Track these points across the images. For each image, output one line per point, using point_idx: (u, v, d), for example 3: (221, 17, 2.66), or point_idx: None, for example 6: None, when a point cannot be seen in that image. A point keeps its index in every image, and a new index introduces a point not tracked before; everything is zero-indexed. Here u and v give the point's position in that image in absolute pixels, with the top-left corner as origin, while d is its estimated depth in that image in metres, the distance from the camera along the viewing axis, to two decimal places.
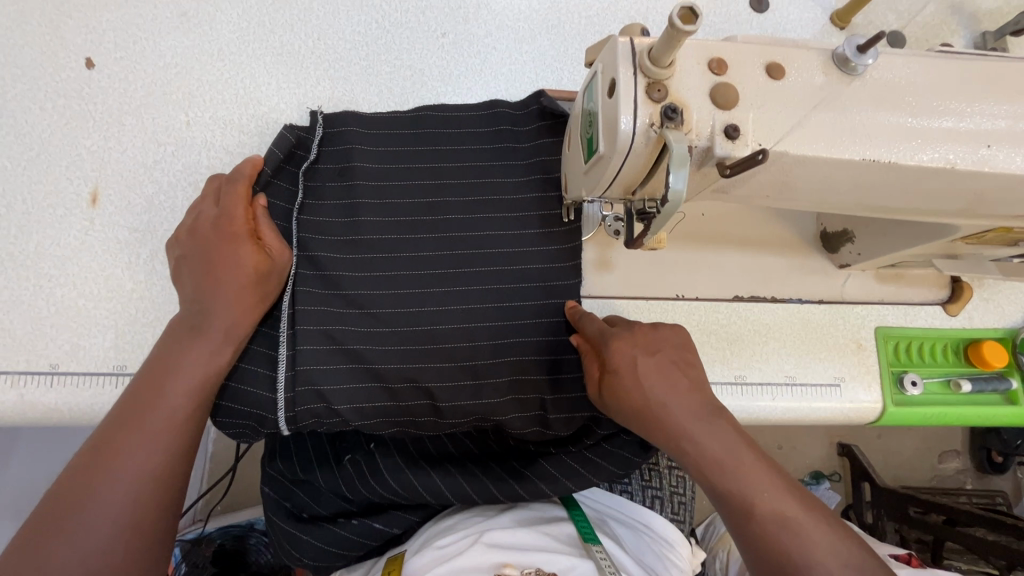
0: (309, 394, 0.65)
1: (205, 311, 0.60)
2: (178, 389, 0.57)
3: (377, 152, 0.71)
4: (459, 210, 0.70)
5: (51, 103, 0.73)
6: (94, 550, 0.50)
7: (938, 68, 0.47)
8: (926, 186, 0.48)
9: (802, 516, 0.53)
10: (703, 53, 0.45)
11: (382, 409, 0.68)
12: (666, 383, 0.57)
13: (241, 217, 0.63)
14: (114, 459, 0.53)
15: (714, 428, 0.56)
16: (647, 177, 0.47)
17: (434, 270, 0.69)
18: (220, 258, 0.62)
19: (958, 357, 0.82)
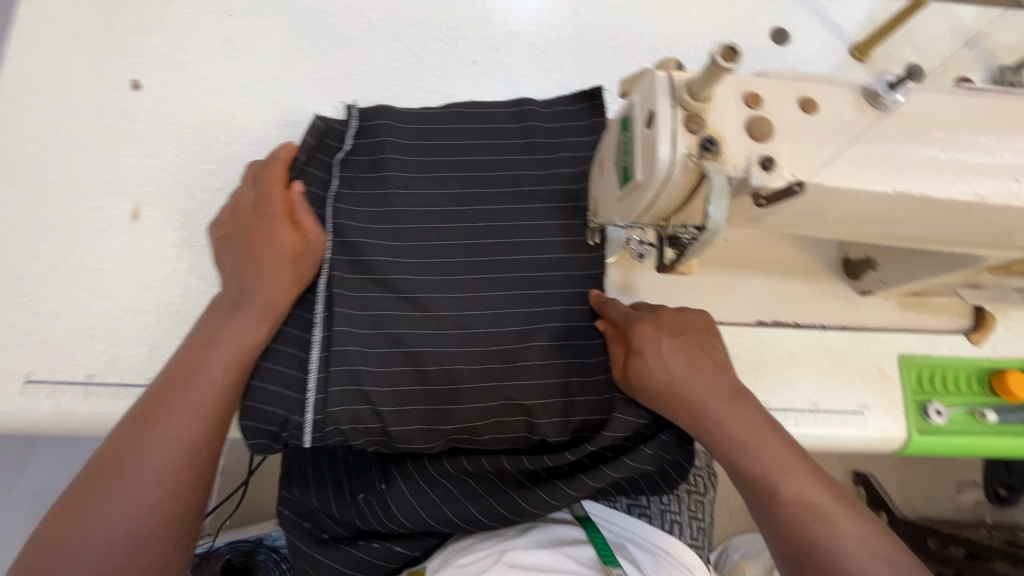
0: (342, 376, 0.64)
1: (245, 286, 0.64)
2: (215, 362, 0.61)
3: (413, 154, 0.73)
4: (488, 210, 0.72)
5: (97, 122, 0.76)
6: (138, 502, 0.56)
7: (968, 104, 0.48)
8: (956, 218, 0.49)
9: (805, 484, 0.62)
10: (739, 88, 0.46)
11: (414, 394, 0.67)
12: (690, 365, 0.66)
13: (278, 197, 0.67)
14: (157, 422, 0.58)
15: (734, 409, 0.65)
16: (683, 204, 0.49)
17: (466, 257, 0.70)
18: (261, 238, 0.65)
19: (982, 387, 0.81)
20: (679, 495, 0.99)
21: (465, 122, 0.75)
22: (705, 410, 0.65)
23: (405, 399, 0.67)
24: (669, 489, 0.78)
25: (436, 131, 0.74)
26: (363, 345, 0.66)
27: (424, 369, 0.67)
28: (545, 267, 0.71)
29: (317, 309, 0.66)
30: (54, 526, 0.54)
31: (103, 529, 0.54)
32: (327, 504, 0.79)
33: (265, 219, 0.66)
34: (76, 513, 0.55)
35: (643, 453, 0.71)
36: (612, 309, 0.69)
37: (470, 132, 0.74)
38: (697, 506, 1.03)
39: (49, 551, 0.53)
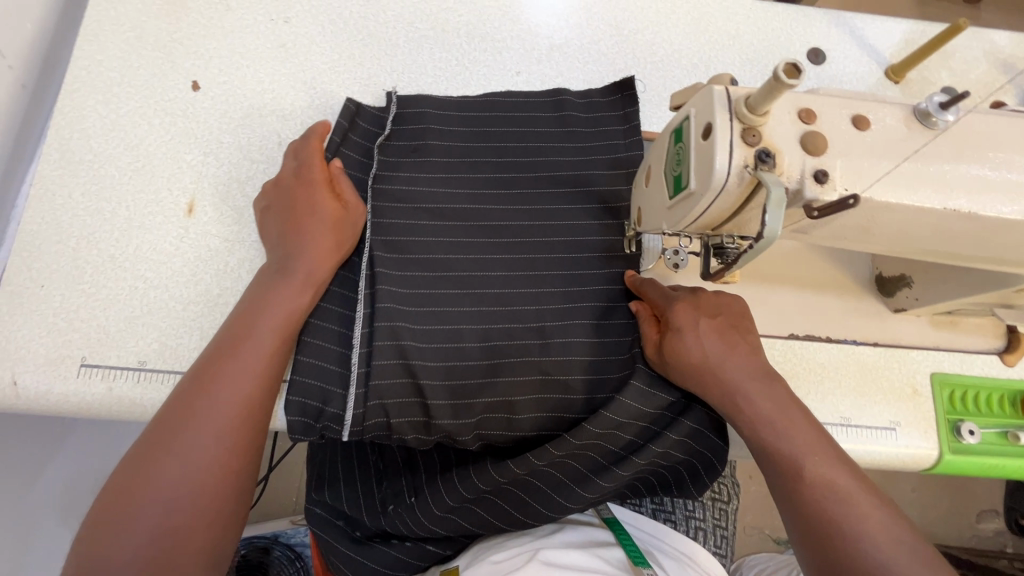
0: (389, 348, 0.66)
1: (292, 252, 0.67)
2: (267, 324, 0.63)
3: (452, 145, 0.76)
4: (528, 197, 0.76)
5: (158, 119, 0.80)
6: (197, 458, 0.58)
7: (1017, 125, 0.50)
8: (1003, 237, 0.50)
9: (832, 465, 0.63)
10: (794, 104, 0.48)
11: (456, 369, 0.69)
12: (723, 343, 0.68)
13: (318, 167, 0.71)
14: (213, 385, 0.60)
15: (768, 391, 0.66)
16: (734, 215, 0.50)
17: (503, 239, 0.74)
18: (306, 207, 0.68)
19: (1015, 409, 0.81)
20: (703, 503, 1.02)
21: (508, 129, 0.78)
22: (739, 390, 0.66)
23: (447, 373, 0.68)
24: (697, 494, 0.75)
25: (475, 117, 0.78)
26: (406, 320, 0.68)
27: (465, 348, 0.69)
28: (582, 274, 0.74)
29: (360, 287, 0.68)
30: (118, 487, 0.56)
31: (166, 488, 0.56)
32: (357, 499, 0.80)
33: (310, 189, 0.69)
34: (139, 473, 0.56)
35: (667, 439, 0.71)
36: (648, 288, 0.72)
37: (511, 138, 0.78)
38: (721, 515, 1.03)
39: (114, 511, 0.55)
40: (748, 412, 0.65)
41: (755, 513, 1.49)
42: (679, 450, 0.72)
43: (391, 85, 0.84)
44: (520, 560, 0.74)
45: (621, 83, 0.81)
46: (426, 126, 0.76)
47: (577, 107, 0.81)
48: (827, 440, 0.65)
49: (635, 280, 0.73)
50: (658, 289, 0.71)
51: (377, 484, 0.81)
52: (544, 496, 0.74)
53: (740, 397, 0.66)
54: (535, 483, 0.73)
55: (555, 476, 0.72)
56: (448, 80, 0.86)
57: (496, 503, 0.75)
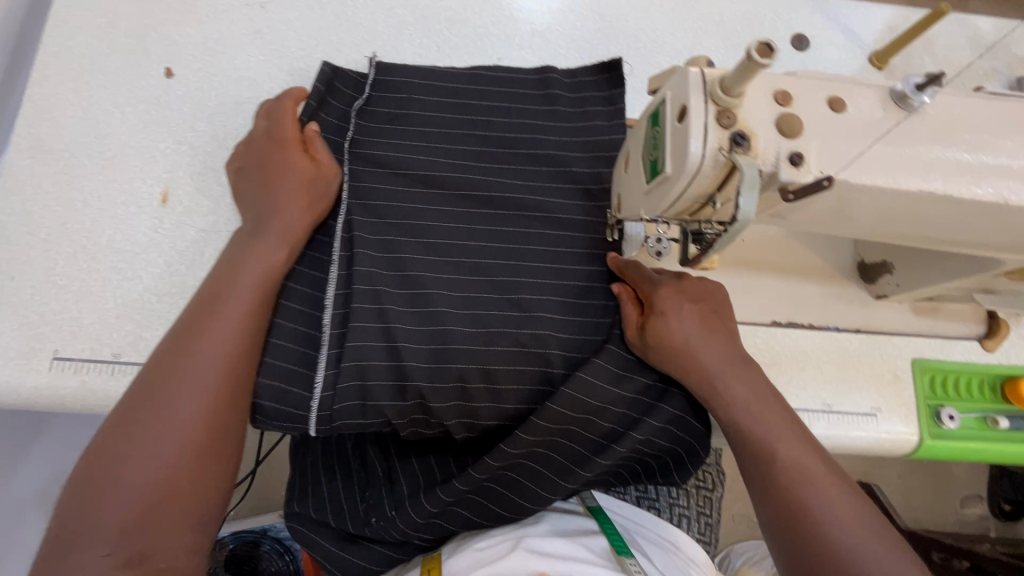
0: (367, 312, 0.67)
1: (265, 214, 0.67)
2: (244, 285, 0.63)
3: (431, 120, 0.75)
4: (510, 172, 0.75)
5: (130, 107, 0.78)
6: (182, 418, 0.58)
7: (994, 107, 0.49)
8: (979, 220, 0.50)
9: (802, 452, 0.64)
10: (769, 85, 0.48)
11: (435, 336, 0.68)
12: (702, 327, 0.68)
13: (289, 127, 0.69)
14: (191, 353, 0.60)
15: (744, 383, 0.67)
16: (711, 200, 0.50)
17: (483, 211, 0.73)
18: (278, 168, 0.68)
19: (994, 394, 0.82)
20: (688, 491, 1.01)
21: (492, 108, 0.77)
22: (718, 384, 0.66)
23: (426, 338, 0.68)
24: (681, 481, 0.75)
25: (458, 86, 0.77)
26: (383, 285, 0.68)
27: (448, 330, 0.69)
28: (563, 266, 0.73)
29: (334, 249, 0.69)
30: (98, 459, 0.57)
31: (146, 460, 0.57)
32: (338, 502, 0.79)
33: (282, 149, 0.69)
34: (120, 446, 0.57)
35: (650, 426, 0.71)
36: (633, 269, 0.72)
37: (491, 124, 0.76)
38: (705, 502, 1.04)
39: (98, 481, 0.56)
40: (725, 406, 0.66)
41: (742, 501, 1.50)
42: (663, 436, 0.72)
43: (372, 53, 0.83)
44: (505, 547, 0.74)
45: (609, 63, 0.81)
46: (407, 108, 0.76)
47: (563, 81, 0.80)
48: (799, 427, 0.66)
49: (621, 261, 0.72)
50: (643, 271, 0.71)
51: (359, 484, 0.80)
52: (526, 489, 0.73)
53: (718, 391, 0.66)
54: (515, 474, 0.72)
55: (535, 467, 0.72)
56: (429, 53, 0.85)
57: (477, 501, 0.73)
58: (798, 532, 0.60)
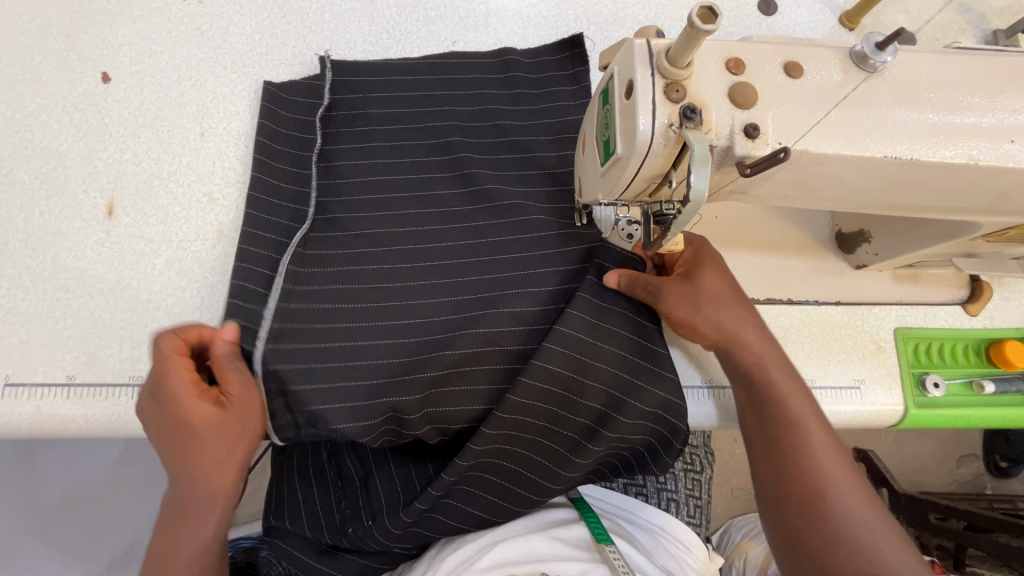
0: (312, 330, 0.64)
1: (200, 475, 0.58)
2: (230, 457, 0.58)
3: (390, 119, 0.73)
4: (473, 165, 0.72)
5: (67, 117, 0.74)
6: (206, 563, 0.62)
7: (957, 63, 0.47)
8: (948, 184, 0.48)
9: (823, 433, 0.65)
10: (720, 53, 0.45)
11: (395, 352, 0.65)
12: (743, 296, 0.69)
13: (180, 391, 0.55)
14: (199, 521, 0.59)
15: (783, 363, 0.68)
16: (666, 181, 0.47)
17: (452, 208, 0.71)
18: (194, 444, 0.57)
19: (979, 358, 0.80)
20: (675, 474, 1.02)
21: (450, 99, 0.74)
22: (763, 362, 0.67)
23: (380, 355, 0.65)
24: (659, 472, 0.74)
25: (415, 79, 0.75)
26: (335, 301, 0.65)
27: (412, 338, 0.66)
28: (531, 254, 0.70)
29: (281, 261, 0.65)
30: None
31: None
32: (315, 514, 0.78)
33: (183, 424, 0.56)
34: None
35: (619, 423, 0.69)
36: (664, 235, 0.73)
37: (450, 117, 0.74)
38: (694, 485, 1.04)
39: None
40: (766, 379, 0.66)
41: (739, 477, 1.50)
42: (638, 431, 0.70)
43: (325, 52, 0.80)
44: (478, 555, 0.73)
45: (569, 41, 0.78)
46: (364, 109, 0.73)
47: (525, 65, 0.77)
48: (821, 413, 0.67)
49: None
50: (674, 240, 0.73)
51: (336, 495, 0.78)
52: (503, 491, 0.72)
53: (762, 364, 0.67)
54: (490, 478, 0.71)
55: (507, 467, 0.70)
56: (382, 42, 0.81)
57: (452, 506, 0.72)
58: (816, 510, 0.61)
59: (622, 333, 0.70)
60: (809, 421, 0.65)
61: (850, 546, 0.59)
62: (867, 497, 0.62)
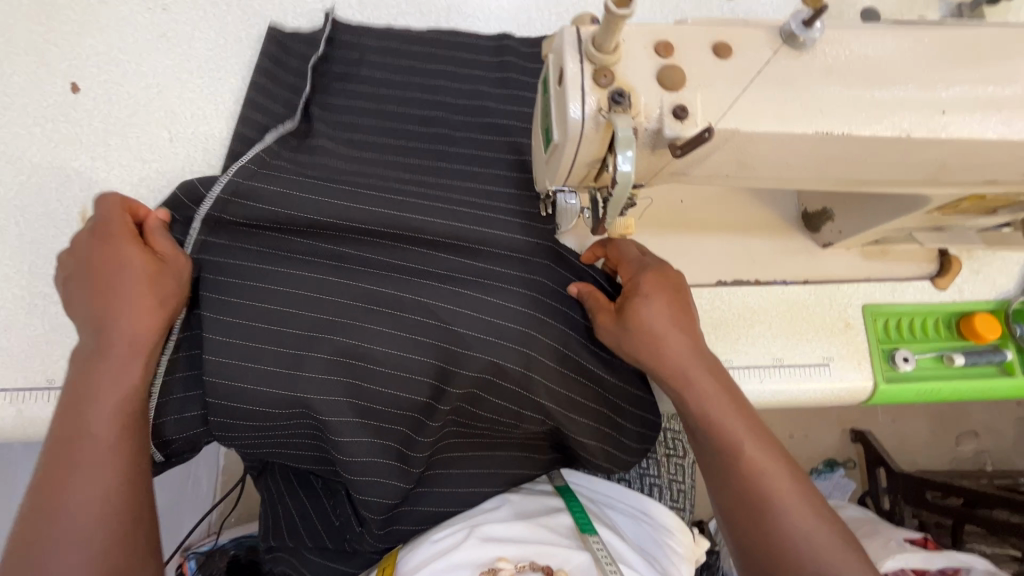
0: (215, 298, 0.66)
1: (105, 331, 0.58)
2: (131, 316, 0.59)
3: (354, 125, 0.75)
4: (434, 160, 0.74)
5: (40, 127, 0.75)
6: (95, 487, 0.55)
7: (887, 38, 0.47)
8: (886, 157, 0.48)
9: (763, 457, 0.64)
10: (649, 39, 0.46)
11: (306, 320, 0.67)
12: (674, 318, 0.66)
13: (117, 222, 0.62)
14: (93, 401, 0.57)
15: (720, 383, 0.66)
16: (603, 166, 0.48)
17: (423, 175, 0.73)
18: (113, 282, 0.60)
19: (950, 331, 0.80)
20: (657, 459, 1.04)
21: (417, 95, 0.76)
22: (692, 388, 0.65)
23: (286, 321, 0.67)
24: (616, 468, 0.80)
25: (379, 77, 0.76)
26: (245, 257, 0.68)
27: (327, 299, 0.68)
28: (487, 249, 0.72)
29: (204, 204, 0.67)
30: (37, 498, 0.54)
31: (91, 492, 0.55)
32: (310, 522, 0.81)
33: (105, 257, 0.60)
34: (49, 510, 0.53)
35: (579, 423, 0.76)
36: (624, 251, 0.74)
37: (413, 118, 0.76)
38: (677, 469, 1.06)
39: (28, 548, 0.52)
40: (698, 409, 0.65)
41: None
42: (593, 430, 0.77)
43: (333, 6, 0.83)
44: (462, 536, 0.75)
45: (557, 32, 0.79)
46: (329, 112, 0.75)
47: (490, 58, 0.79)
48: (764, 432, 0.66)
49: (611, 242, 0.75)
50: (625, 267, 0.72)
51: (329, 502, 0.81)
52: (467, 480, 0.79)
53: (696, 394, 0.65)
54: (456, 463, 0.79)
55: (472, 450, 0.79)
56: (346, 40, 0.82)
57: (428, 494, 0.78)
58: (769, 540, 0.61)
59: (581, 335, 0.75)
60: (747, 445, 0.64)
61: (795, 563, 0.60)
62: (815, 508, 0.63)
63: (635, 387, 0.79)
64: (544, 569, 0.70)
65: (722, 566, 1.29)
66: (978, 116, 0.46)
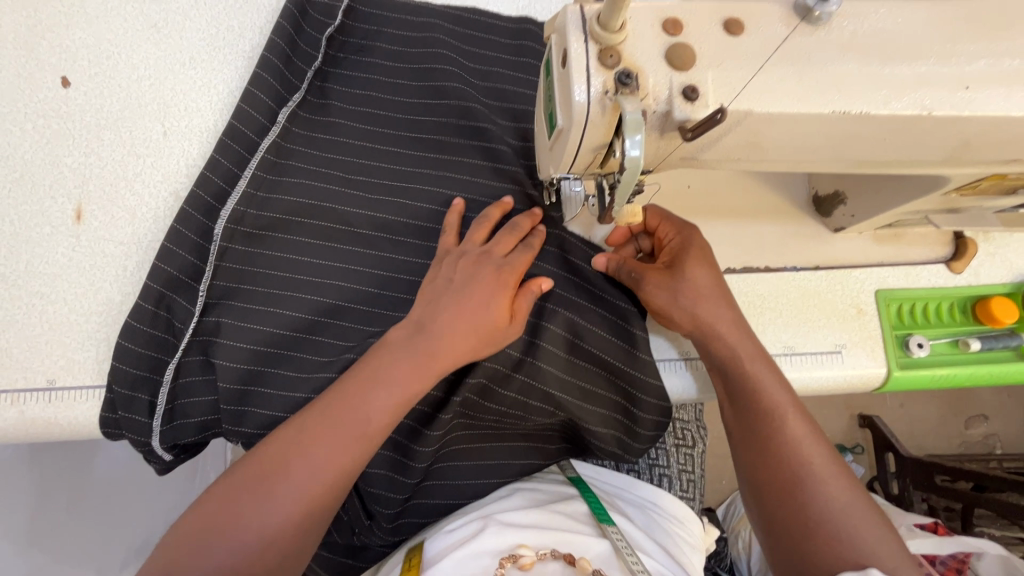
0: (227, 289, 0.67)
1: (429, 326, 0.62)
2: (451, 330, 0.61)
3: (358, 117, 0.72)
4: (435, 149, 0.73)
5: (30, 124, 0.73)
6: (314, 469, 0.58)
7: (906, 12, 0.45)
8: (906, 136, 0.46)
9: (801, 429, 0.66)
10: (657, 15, 0.44)
11: (329, 327, 0.68)
12: (716, 291, 0.67)
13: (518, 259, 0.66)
14: (377, 390, 0.60)
15: (761, 353, 0.67)
16: (609, 151, 0.46)
17: (427, 160, 0.72)
18: (475, 301, 0.62)
19: (965, 315, 0.78)
20: (666, 449, 1.02)
21: (416, 78, 0.74)
22: (733, 354, 0.66)
23: (311, 328, 0.67)
24: (634, 457, 0.78)
25: (376, 63, 0.74)
26: (256, 245, 0.68)
27: (344, 304, 0.68)
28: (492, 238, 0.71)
29: (227, 205, 0.67)
30: (240, 479, 0.58)
31: (314, 467, 0.58)
32: None
33: (489, 281, 0.64)
34: (274, 461, 0.58)
35: (592, 412, 0.74)
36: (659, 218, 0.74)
37: (414, 107, 0.73)
38: (686, 459, 1.04)
39: (254, 485, 0.58)
40: (746, 370, 0.66)
41: None
42: (604, 421, 0.75)
43: None
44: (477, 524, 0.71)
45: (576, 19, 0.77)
46: (326, 101, 0.73)
47: (490, 44, 0.77)
48: (802, 407, 0.67)
49: (648, 209, 0.72)
50: (663, 226, 0.72)
51: None
52: (475, 469, 0.78)
53: (743, 356, 0.66)
54: (463, 456, 0.77)
55: (480, 444, 0.78)
56: None
57: (436, 487, 0.78)
58: (805, 512, 0.63)
59: (590, 325, 0.73)
60: (788, 410, 0.66)
61: (827, 531, 0.61)
62: (847, 486, 0.64)
63: (657, 378, 0.74)
64: (567, 558, 0.67)
65: (731, 553, 1.28)
66: (1003, 90, 0.44)
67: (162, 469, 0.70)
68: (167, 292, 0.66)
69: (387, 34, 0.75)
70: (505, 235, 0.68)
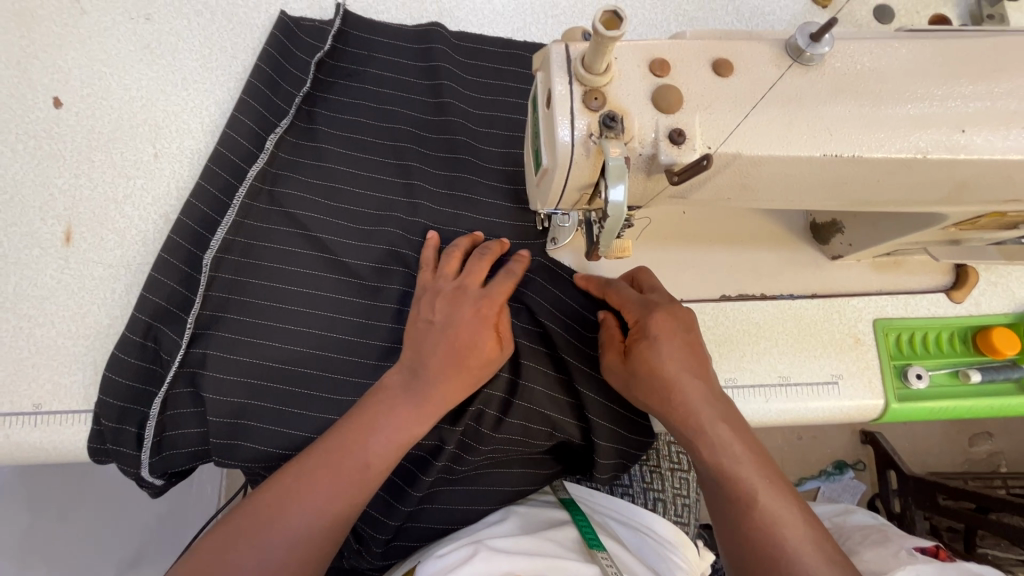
0: (212, 318, 0.66)
1: (422, 369, 0.62)
2: (447, 371, 0.62)
3: (345, 143, 0.72)
4: (422, 173, 0.72)
5: (23, 145, 0.73)
6: (320, 509, 0.59)
7: (901, 53, 0.44)
8: (901, 178, 0.45)
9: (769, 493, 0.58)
10: (644, 56, 0.43)
11: (313, 357, 0.67)
12: (677, 350, 0.62)
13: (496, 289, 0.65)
14: (378, 431, 0.60)
15: (725, 412, 0.61)
16: (596, 191, 0.45)
17: (412, 185, 0.71)
18: (465, 339, 0.63)
19: (965, 345, 0.77)
20: (661, 473, 0.97)
21: (405, 103, 0.74)
22: (691, 415, 0.60)
23: (295, 360, 0.66)
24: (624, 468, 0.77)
25: (364, 88, 0.74)
26: (242, 274, 0.67)
27: (330, 334, 0.67)
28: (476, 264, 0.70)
29: (216, 235, 0.67)
30: (242, 522, 0.58)
31: (316, 507, 0.58)
32: None
33: (474, 317, 0.64)
34: (276, 504, 0.58)
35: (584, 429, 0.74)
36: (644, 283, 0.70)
37: (402, 131, 0.73)
38: (681, 483, 0.98)
39: (258, 528, 0.57)
40: (710, 459, 0.60)
41: None
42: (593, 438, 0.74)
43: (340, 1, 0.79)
44: (467, 551, 0.69)
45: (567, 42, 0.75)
46: (315, 125, 0.72)
47: (482, 68, 0.77)
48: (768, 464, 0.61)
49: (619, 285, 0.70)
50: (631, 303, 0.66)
51: None
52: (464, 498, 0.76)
53: (702, 427, 0.60)
54: (452, 487, 0.76)
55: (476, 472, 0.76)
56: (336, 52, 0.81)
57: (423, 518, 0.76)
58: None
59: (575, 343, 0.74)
60: (759, 490, 0.58)
61: None
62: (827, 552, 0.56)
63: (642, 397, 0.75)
64: None
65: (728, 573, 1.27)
66: (1000, 133, 0.43)
67: (155, 495, 0.70)
68: (155, 322, 0.66)
69: (378, 58, 0.75)
70: (478, 262, 0.67)
